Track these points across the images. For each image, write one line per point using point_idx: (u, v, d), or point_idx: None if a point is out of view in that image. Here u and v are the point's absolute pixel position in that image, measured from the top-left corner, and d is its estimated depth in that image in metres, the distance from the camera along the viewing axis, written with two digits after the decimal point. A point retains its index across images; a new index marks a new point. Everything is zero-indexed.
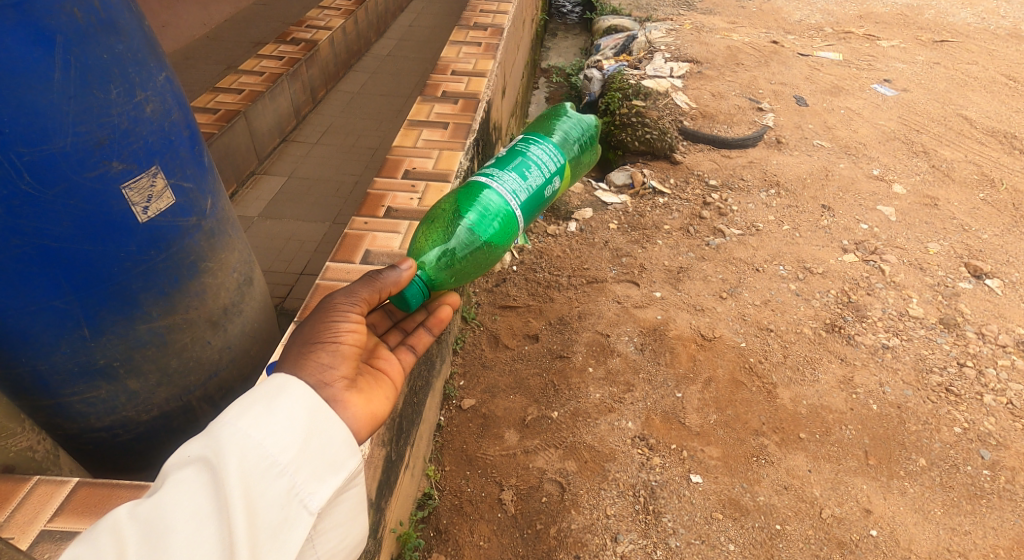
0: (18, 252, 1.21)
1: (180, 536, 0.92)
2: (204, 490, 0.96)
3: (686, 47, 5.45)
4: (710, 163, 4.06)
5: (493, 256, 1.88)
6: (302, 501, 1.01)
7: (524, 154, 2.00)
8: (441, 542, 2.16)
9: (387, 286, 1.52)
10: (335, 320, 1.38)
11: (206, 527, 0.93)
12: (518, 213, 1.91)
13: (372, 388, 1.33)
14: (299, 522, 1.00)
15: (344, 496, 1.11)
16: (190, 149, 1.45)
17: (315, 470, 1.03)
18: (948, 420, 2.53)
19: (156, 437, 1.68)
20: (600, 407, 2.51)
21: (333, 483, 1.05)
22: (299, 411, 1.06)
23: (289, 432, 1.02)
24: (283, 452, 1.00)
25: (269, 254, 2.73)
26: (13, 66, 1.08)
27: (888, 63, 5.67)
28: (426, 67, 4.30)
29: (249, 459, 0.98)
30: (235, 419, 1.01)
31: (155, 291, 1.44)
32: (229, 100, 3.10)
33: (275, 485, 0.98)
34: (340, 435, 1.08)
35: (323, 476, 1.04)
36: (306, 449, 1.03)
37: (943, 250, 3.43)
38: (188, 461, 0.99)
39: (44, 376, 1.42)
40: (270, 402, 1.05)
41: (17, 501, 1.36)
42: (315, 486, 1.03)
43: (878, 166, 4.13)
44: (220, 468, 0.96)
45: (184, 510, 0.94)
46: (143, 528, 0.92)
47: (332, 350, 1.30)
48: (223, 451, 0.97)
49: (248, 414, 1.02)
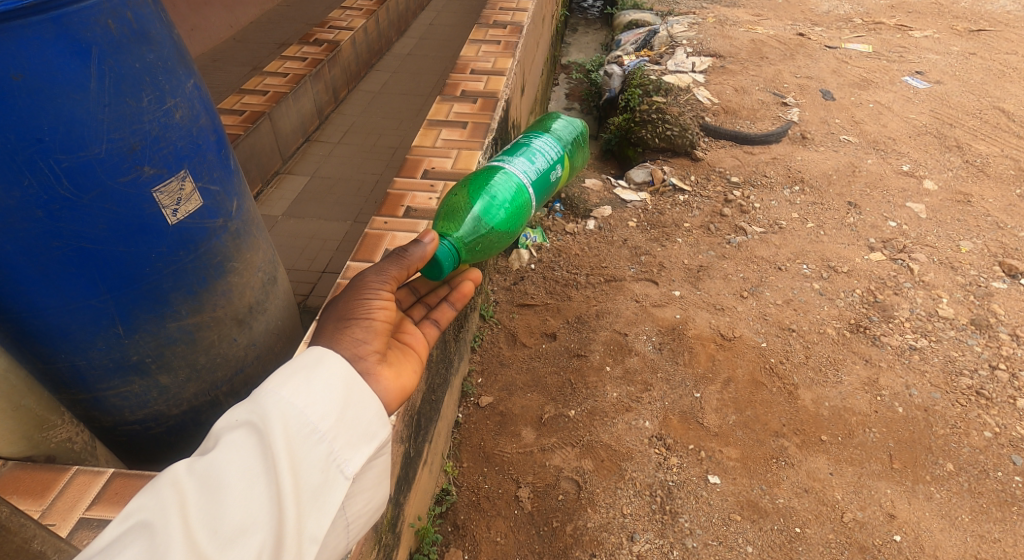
0: (58, 254, 1.25)
1: (232, 493, 0.90)
2: (251, 451, 0.93)
3: (709, 41, 5.36)
4: (732, 160, 3.98)
5: (503, 241, 1.88)
6: (339, 467, 0.99)
7: (528, 145, 2.02)
8: (459, 537, 2.18)
9: (414, 263, 1.54)
10: (367, 297, 1.39)
11: (255, 487, 0.91)
12: (527, 194, 1.92)
13: (401, 361, 1.34)
14: (336, 487, 0.98)
15: (374, 466, 1.08)
16: (217, 153, 1.48)
17: (351, 438, 1.01)
18: (979, 424, 2.47)
19: (186, 430, 1.73)
20: (617, 407, 2.51)
21: (367, 451, 1.03)
22: (337, 380, 1.04)
23: (327, 401, 1.01)
24: (322, 419, 0.99)
25: (293, 253, 2.78)
26: (51, 78, 1.11)
27: (920, 54, 5.49)
28: (447, 65, 4.30)
29: (291, 425, 0.96)
30: (278, 387, 0.99)
31: (184, 291, 1.48)
32: (255, 101, 3.15)
33: (314, 450, 0.96)
34: (373, 406, 1.06)
35: (358, 444, 1.02)
36: (343, 417, 1.02)
37: (976, 248, 3.32)
38: (234, 426, 0.97)
39: (82, 372, 1.47)
40: (308, 372, 1.04)
41: (58, 489, 1.41)
42: (350, 453, 1.01)
43: (909, 162, 4.02)
44: (267, 432, 0.94)
45: (233, 471, 0.91)
46: (197, 487, 0.90)
47: (366, 326, 1.31)
48: (268, 416, 0.95)
49: (290, 383, 1.00)
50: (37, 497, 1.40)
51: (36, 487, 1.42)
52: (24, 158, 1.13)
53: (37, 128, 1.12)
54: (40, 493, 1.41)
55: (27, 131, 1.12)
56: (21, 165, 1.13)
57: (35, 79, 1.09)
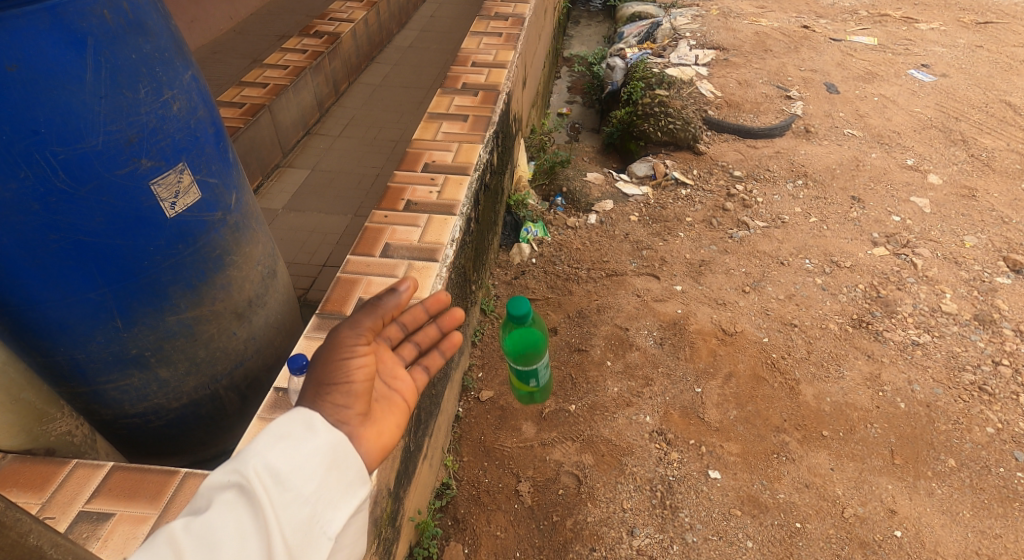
0: (55, 248, 1.25)
1: (225, 555, 0.88)
2: (235, 518, 0.91)
3: (712, 33, 5.32)
4: (735, 154, 3.96)
5: None
6: (322, 530, 0.97)
7: None
8: (459, 531, 2.18)
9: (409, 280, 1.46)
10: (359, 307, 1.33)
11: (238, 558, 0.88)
12: None
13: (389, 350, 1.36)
14: (319, 550, 0.96)
15: (354, 523, 1.06)
16: (216, 146, 1.47)
17: (335, 499, 1.00)
18: (981, 420, 2.46)
19: (186, 424, 1.74)
20: (618, 401, 2.50)
21: (351, 511, 1.02)
22: (323, 440, 1.02)
23: (314, 462, 0.99)
24: (308, 483, 0.97)
25: (293, 246, 2.77)
26: (47, 68, 1.10)
27: (926, 47, 5.45)
28: (448, 57, 4.27)
29: (277, 490, 0.94)
30: (263, 447, 0.97)
31: (183, 284, 1.47)
32: (255, 94, 3.13)
33: (300, 514, 0.95)
34: (357, 464, 1.05)
35: (342, 505, 1.01)
36: (328, 479, 1.00)
37: (981, 243, 3.30)
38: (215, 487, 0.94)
39: (81, 365, 1.47)
40: (294, 431, 1.01)
41: (57, 482, 1.41)
42: (335, 515, 0.99)
43: (913, 156, 3.99)
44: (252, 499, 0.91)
45: (217, 537, 0.89)
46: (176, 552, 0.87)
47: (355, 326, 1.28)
48: (253, 481, 0.93)
49: (276, 444, 0.98)
50: (37, 490, 1.39)
51: (35, 480, 1.41)
52: (20, 150, 1.12)
53: (32, 119, 1.11)
54: (39, 486, 1.40)
55: (23, 123, 1.11)
56: (17, 158, 1.13)
57: (30, 70, 1.09)
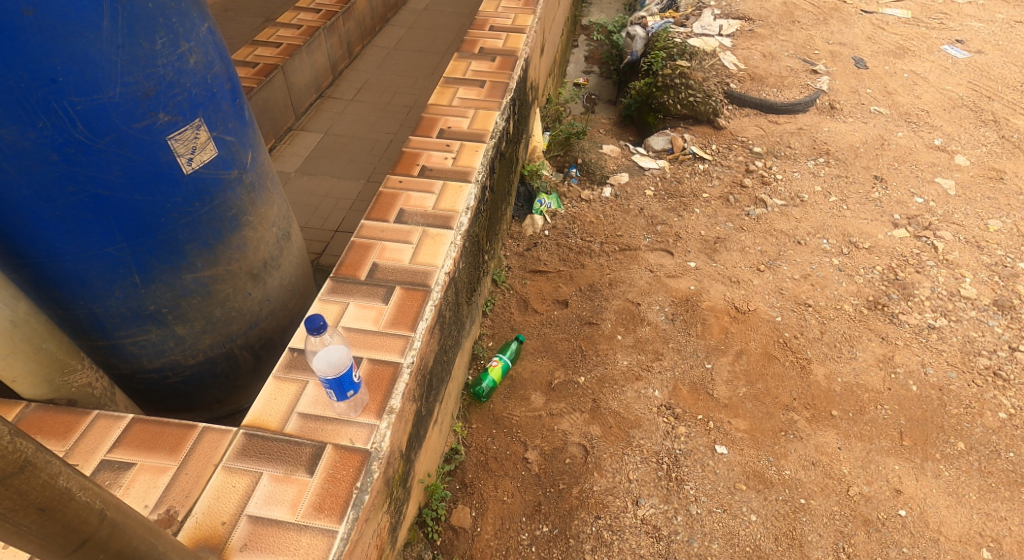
0: (74, 200, 1.27)
1: None
2: None
3: (738, 3, 5.17)
4: (756, 129, 3.89)
5: None
6: None
7: None
8: (467, 495, 2.22)
9: None
10: None
11: None
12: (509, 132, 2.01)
13: None
14: None
15: None
16: (232, 102, 1.48)
17: None
18: (993, 405, 2.44)
19: (201, 381, 1.79)
20: (627, 374, 2.53)
21: None
22: None
23: None
24: None
25: (306, 210, 2.79)
26: (64, 14, 1.09)
27: (962, 22, 5.25)
28: (464, 21, 4.20)
29: None
30: None
31: (200, 243, 1.50)
32: (268, 53, 3.12)
33: None
34: None
35: None
36: None
37: (1005, 227, 3.22)
38: None
39: (100, 319, 1.51)
40: None
41: (80, 431, 1.46)
42: None
43: (941, 136, 3.89)
44: None
45: None
46: None
47: None
48: None
49: None
50: (60, 438, 1.44)
51: (58, 428, 1.46)
52: (38, 98, 1.13)
53: (50, 67, 1.11)
54: (62, 435, 1.45)
55: (40, 71, 1.11)
56: (35, 106, 1.13)
57: (46, 15, 1.07)
